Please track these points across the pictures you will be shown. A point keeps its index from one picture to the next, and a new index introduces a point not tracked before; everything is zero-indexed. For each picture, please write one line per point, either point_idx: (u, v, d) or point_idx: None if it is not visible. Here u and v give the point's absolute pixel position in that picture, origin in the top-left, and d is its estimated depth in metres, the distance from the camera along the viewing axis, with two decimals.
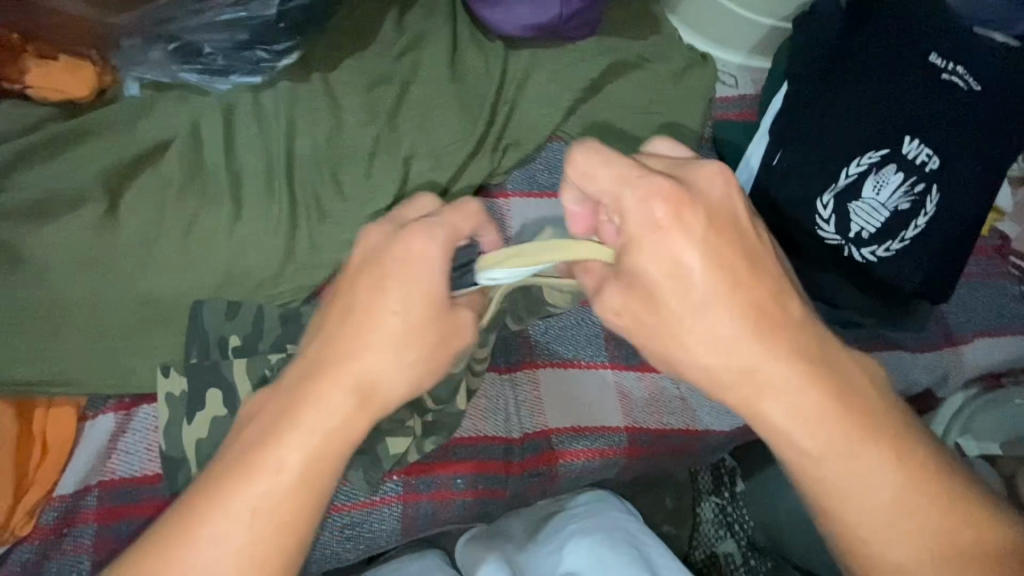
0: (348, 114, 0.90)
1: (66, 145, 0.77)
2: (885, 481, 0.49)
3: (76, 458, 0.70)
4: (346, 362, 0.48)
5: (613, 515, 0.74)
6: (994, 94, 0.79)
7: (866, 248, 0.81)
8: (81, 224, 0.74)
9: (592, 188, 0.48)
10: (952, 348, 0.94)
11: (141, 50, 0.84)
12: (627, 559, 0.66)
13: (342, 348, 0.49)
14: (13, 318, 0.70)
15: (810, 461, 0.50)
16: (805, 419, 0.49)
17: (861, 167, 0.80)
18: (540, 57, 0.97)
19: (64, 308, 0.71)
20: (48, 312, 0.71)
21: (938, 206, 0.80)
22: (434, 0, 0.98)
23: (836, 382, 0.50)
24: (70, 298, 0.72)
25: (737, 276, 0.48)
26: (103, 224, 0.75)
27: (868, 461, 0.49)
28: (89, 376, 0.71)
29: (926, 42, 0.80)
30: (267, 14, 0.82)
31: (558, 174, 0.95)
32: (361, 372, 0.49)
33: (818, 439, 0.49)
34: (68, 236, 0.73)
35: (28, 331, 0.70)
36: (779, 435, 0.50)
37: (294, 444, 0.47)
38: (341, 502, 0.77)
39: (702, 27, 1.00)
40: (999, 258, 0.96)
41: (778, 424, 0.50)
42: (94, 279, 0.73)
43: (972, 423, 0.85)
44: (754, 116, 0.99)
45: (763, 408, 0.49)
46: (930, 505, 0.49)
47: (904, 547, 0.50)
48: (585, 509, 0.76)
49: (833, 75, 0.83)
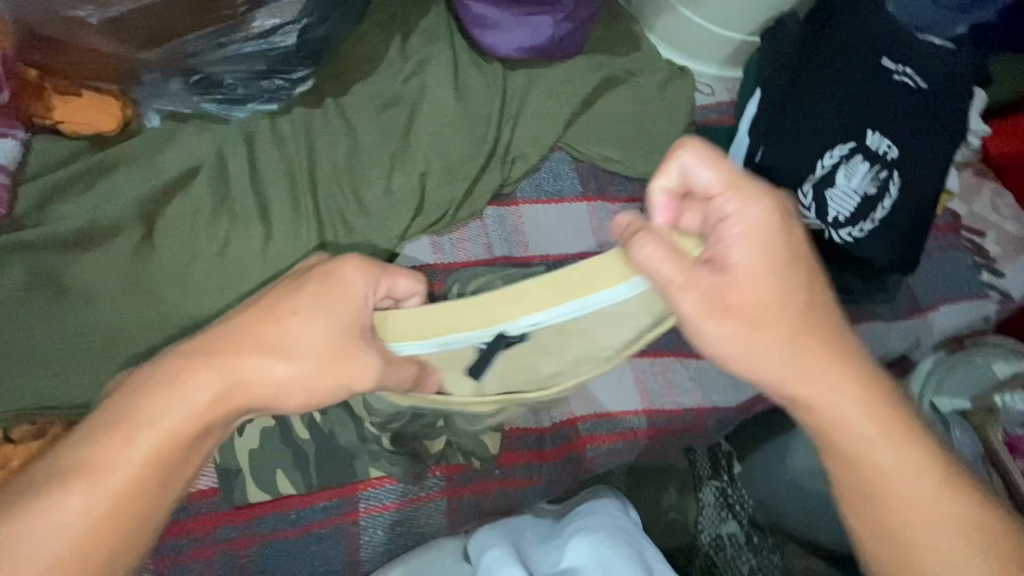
0: (363, 135, 0.95)
1: (98, 177, 0.81)
2: (931, 481, 0.55)
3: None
4: (263, 353, 0.51)
5: (616, 517, 0.76)
6: (935, 92, 0.93)
7: (844, 230, 0.91)
8: (119, 252, 0.77)
9: (701, 178, 0.52)
10: (920, 316, 1.05)
11: (160, 83, 0.86)
12: (632, 563, 0.67)
13: (256, 342, 0.51)
14: (63, 345, 0.74)
15: (868, 451, 0.55)
16: (875, 420, 0.55)
17: (832, 159, 0.91)
18: (537, 75, 1.04)
19: (112, 333, 0.75)
20: (98, 338, 0.75)
21: (901, 189, 0.91)
22: (434, 25, 1.04)
23: (884, 392, 0.56)
24: (114, 323, 0.76)
25: (817, 300, 0.55)
26: (138, 250, 0.78)
27: (916, 462, 0.55)
28: None
29: (877, 50, 0.93)
30: (287, 45, 0.86)
31: (562, 181, 1.03)
32: (279, 361, 0.51)
33: (864, 433, 0.55)
34: (108, 264, 0.77)
35: (80, 355, 0.74)
36: (841, 433, 0.55)
37: (168, 411, 0.50)
38: (389, 501, 0.81)
39: (679, 43, 1.10)
40: (953, 234, 1.08)
41: (844, 425, 0.55)
42: (136, 304, 0.77)
43: (942, 382, 0.97)
44: (731, 120, 1.10)
45: (835, 410, 0.55)
46: (940, 507, 0.54)
47: (962, 556, 0.53)
48: (585, 515, 0.77)
49: (802, 80, 0.94)
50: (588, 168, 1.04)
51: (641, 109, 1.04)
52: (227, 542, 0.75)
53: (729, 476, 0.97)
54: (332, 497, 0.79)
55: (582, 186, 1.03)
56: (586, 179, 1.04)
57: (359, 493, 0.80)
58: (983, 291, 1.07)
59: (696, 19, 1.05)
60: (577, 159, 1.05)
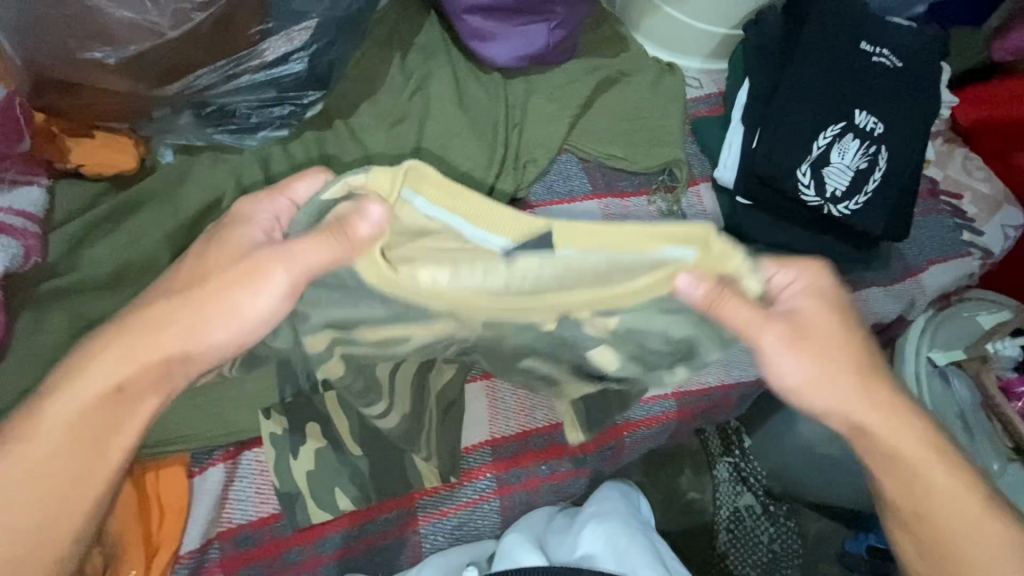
0: (376, 154, 0.97)
1: (123, 217, 0.82)
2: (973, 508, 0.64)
3: (195, 512, 0.73)
4: (160, 302, 0.57)
5: (620, 504, 0.85)
6: (908, 70, 1.01)
7: (842, 204, 0.98)
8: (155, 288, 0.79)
9: (779, 279, 0.61)
10: (913, 278, 1.13)
11: (170, 119, 0.86)
12: (640, 548, 0.77)
13: (160, 295, 0.57)
14: None
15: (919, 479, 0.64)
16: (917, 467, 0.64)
17: (827, 139, 0.97)
18: (536, 82, 1.08)
19: None
20: None
21: (888, 161, 0.99)
22: (430, 41, 1.06)
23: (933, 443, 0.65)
24: None
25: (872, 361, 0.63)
26: None
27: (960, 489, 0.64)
28: (192, 433, 0.74)
29: (855, 34, 1.01)
30: (297, 70, 0.86)
31: (572, 181, 1.07)
32: (159, 314, 0.56)
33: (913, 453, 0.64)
34: None
35: None
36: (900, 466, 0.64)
37: (88, 382, 0.56)
38: (446, 506, 0.84)
39: (665, 43, 1.14)
40: (933, 199, 1.17)
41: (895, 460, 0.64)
42: None
43: (935, 338, 1.05)
44: (721, 110, 1.15)
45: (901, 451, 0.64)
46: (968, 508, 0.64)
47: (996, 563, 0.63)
48: (592, 498, 0.86)
49: (792, 66, 1.00)
50: (595, 166, 1.08)
51: (638, 107, 1.09)
52: (295, 565, 0.76)
53: (739, 451, 1.29)
54: (390, 510, 0.81)
55: (591, 184, 1.07)
56: (595, 177, 1.08)
57: (417, 501, 0.83)
58: (966, 249, 1.15)
59: (681, 16, 1.09)
60: (583, 159, 1.09)
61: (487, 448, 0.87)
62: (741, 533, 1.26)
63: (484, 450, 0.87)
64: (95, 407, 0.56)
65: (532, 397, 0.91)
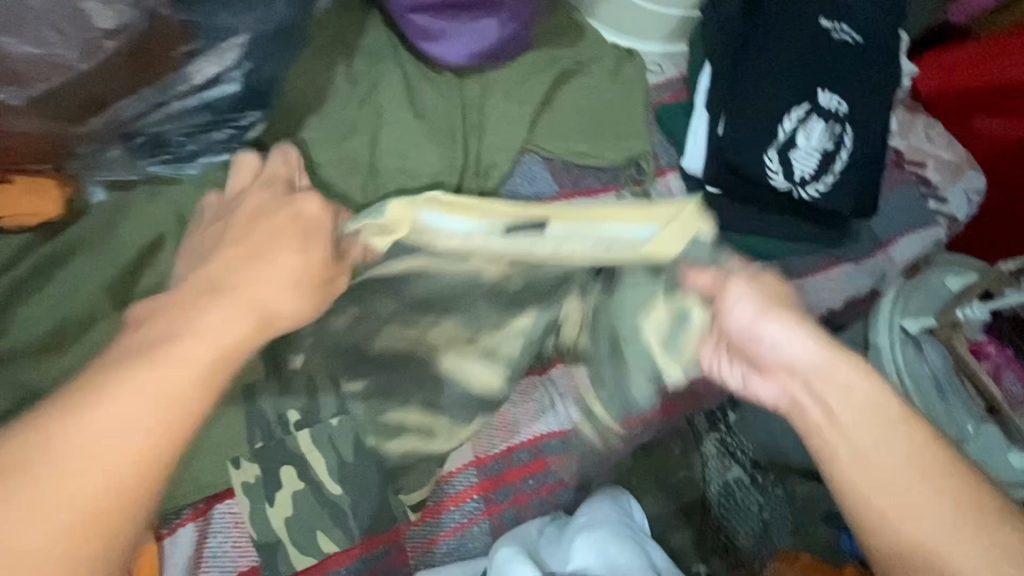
0: (329, 172, 0.92)
1: (60, 266, 0.77)
2: None
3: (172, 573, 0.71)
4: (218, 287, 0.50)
5: (616, 513, 0.83)
6: (867, 45, 1.00)
7: (811, 186, 0.97)
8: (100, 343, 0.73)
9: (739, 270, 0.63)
10: (883, 251, 1.13)
11: (98, 153, 0.79)
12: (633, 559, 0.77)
13: (219, 281, 0.51)
14: None
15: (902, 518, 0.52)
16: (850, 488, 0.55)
17: (792, 123, 0.95)
18: (492, 79, 1.02)
19: None
20: None
21: (853, 141, 0.98)
22: (376, 44, 1.00)
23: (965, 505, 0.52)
24: None
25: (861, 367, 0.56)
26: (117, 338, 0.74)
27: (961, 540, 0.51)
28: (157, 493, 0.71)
29: (814, 11, 0.98)
30: (232, 92, 0.81)
31: (537, 182, 1.03)
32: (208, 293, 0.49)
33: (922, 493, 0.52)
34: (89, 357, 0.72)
35: None
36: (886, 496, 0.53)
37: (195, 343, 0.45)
38: (435, 534, 0.82)
39: (620, 28, 1.10)
40: (899, 170, 1.17)
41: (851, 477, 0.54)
42: None
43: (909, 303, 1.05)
44: (684, 96, 1.12)
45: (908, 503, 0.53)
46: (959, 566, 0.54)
47: None
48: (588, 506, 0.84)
49: (752, 48, 0.97)
50: (560, 164, 1.05)
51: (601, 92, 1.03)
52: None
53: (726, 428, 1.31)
54: (377, 546, 0.78)
55: (558, 184, 1.03)
56: (561, 177, 1.04)
57: (403, 533, 0.81)
58: (933, 218, 1.16)
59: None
60: (547, 158, 1.05)
61: (471, 469, 0.85)
62: (734, 507, 1.27)
63: (469, 471, 0.85)
64: (180, 392, 0.43)
65: (512, 411, 0.89)
